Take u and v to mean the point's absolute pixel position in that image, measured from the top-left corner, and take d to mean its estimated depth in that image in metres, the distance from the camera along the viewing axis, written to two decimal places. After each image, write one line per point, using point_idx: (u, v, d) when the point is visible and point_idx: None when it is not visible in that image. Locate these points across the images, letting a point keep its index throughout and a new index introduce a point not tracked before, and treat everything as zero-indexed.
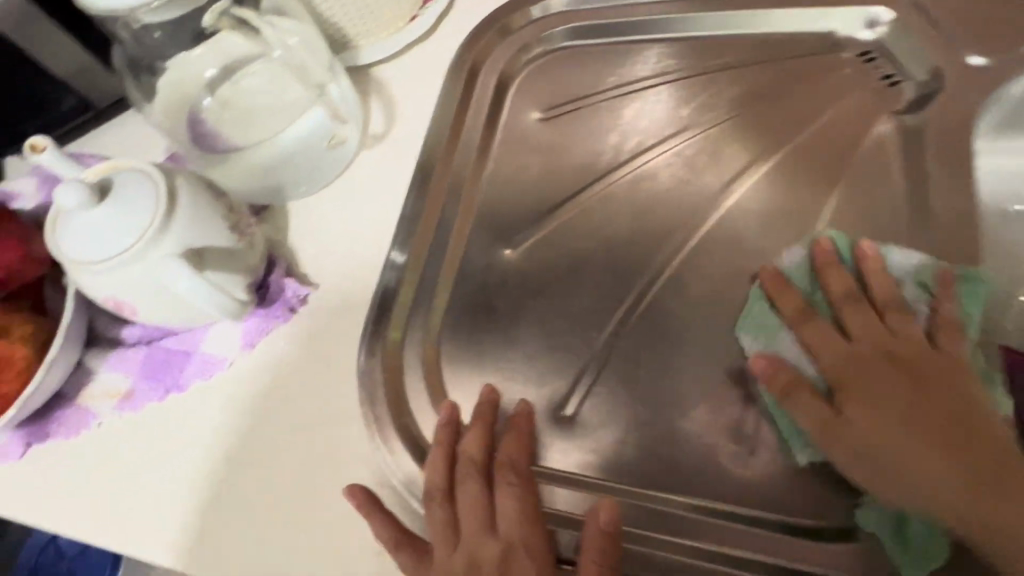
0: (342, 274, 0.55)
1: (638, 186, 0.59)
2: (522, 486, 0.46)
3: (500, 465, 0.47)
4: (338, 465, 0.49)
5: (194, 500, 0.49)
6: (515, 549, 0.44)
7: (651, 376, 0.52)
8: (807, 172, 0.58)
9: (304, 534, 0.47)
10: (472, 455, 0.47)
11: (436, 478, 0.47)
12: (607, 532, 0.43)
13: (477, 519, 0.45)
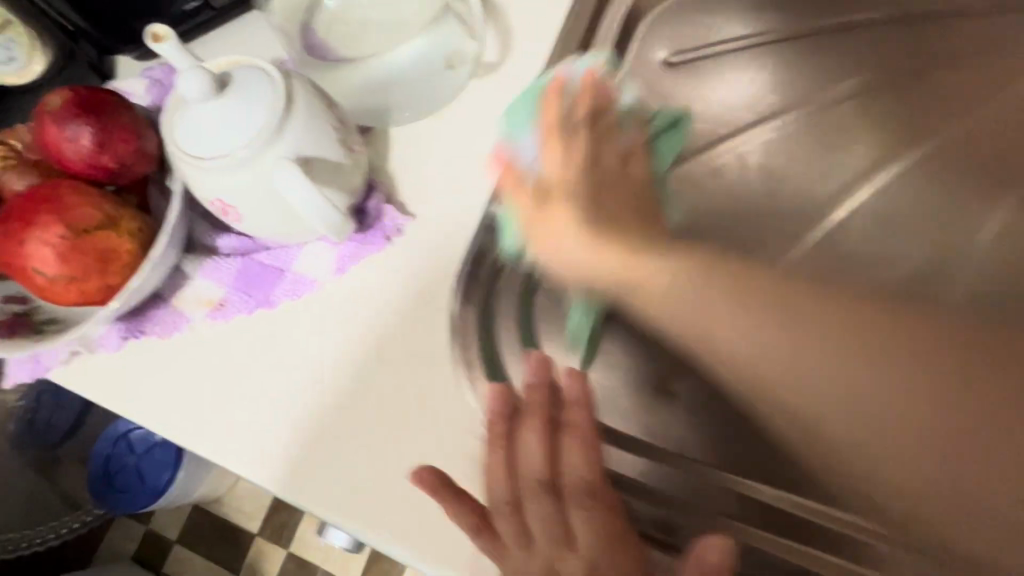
0: (441, 209, 0.52)
1: (734, 169, 0.56)
2: (600, 507, 0.35)
3: (573, 479, 0.36)
4: (426, 406, 0.47)
5: (282, 424, 0.48)
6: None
7: (756, 359, 0.48)
8: (954, 163, 0.54)
9: (387, 474, 0.46)
10: (536, 468, 0.36)
11: (497, 489, 0.37)
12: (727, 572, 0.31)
13: (551, 544, 0.34)
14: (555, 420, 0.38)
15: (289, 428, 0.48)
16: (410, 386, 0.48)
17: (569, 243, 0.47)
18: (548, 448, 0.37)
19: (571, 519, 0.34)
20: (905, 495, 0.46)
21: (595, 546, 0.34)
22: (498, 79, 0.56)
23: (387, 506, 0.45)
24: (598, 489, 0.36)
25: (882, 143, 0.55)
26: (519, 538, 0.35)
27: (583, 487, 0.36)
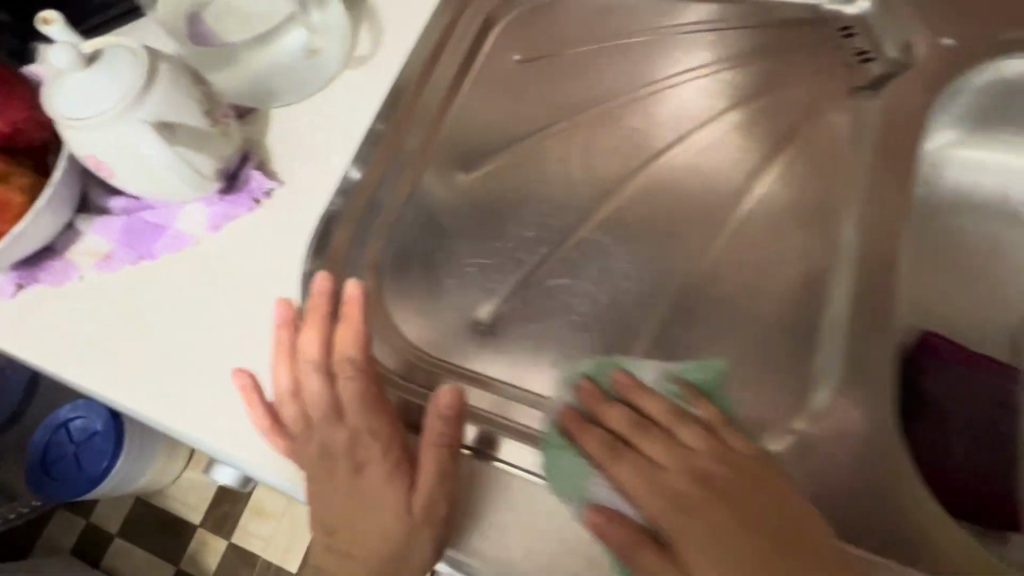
0: (305, 176, 0.59)
1: (637, 109, 0.63)
2: (361, 378, 0.46)
3: (342, 359, 0.47)
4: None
5: (189, 385, 0.54)
6: (360, 435, 0.45)
7: (570, 303, 0.54)
8: (759, 133, 0.60)
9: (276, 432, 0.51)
10: (306, 352, 0.47)
11: (283, 379, 0.48)
12: (448, 415, 0.44)
13: (324, 411, 0.46)
14: (332, 314, 0.49)
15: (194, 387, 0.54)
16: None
17: (693, 543, 0.38)
18: (322, 338, 0.48)
19: (341, 390, 0.46)
20: None
21: (356, 406, 0.46)
22: (370, 68, 0.64)
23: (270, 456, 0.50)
24: (361, 370, 0.47)
25: (703, 122, 0.61)
26: (301, 422, 0.47)
27: (349, 362, 0.47)
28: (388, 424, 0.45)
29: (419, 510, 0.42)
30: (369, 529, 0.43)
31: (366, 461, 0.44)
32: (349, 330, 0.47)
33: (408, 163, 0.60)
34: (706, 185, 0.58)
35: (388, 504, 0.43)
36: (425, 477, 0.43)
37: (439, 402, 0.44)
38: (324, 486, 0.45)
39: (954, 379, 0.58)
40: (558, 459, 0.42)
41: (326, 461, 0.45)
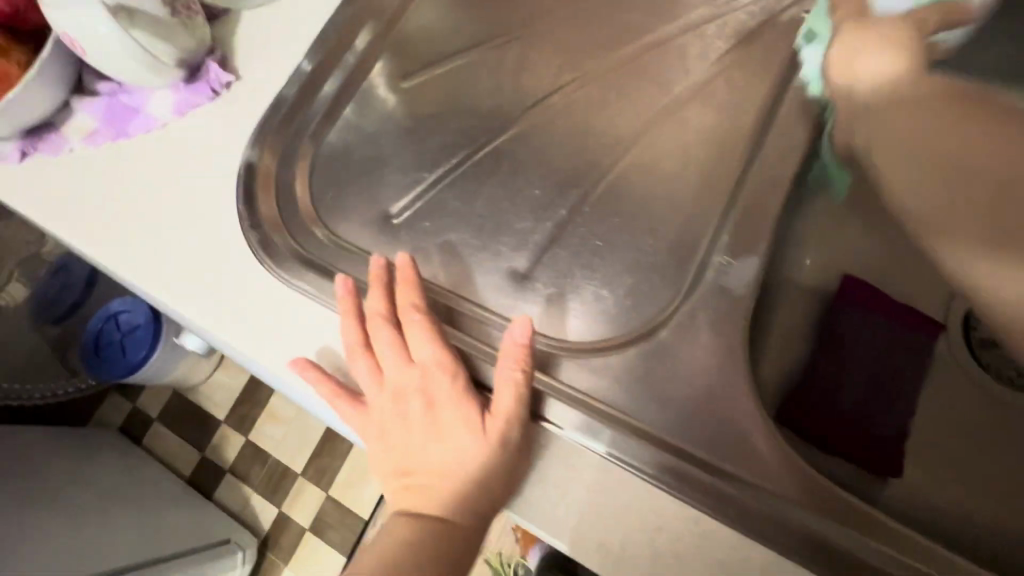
0: (260, 70, 0.64)
1: (620, 15, 0.62)
2: (426, 317, 0.43)
3: (404, 308, 0.44)
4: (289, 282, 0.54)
5: (230, 313, 0.55)
6: (430, 375, 0.42)
7: (480, 203, 0.56)
8: (701, 50, 0.58)
9: (253, 333, 0.53)
10: (375, 307, 0.44)
11: (350, 334, 0.44)
12: (522, 343, 0.41)
13: (392, 361, 0.42)
14: (389, 275, 0.46)
15: (180, 279, 0.57)
16: (290, 275, 0.54)
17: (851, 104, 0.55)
18: (384, 292, 0.45)
19: (412, 338, 0.43)
20: (582, 321, 0.50)
21: (430, 355, 0.42)
22: None
23: (249, 352, 0.53)
24: (425, 312, 0.44)
25: (646, 37, 0.60)
26: (376, 386, 0.43)
27: (415, 309, 0.44)
28: (457, 372, 0.42)
29: (492, 441, 0.40)
30: (466, 474, 0.39)
31: (440, 402, 0.41)
32: (408, 290, 0.44)
33: (353, 68, 0.64)
34: (634, 100, 0.58)
35: (488, 449, 0.39)
36: (500, 415, 0.40)
37: (513, 329, 0.41)
38: (401, 435, 0.41)
39: (858, 322, 0.58)
40: (694, 159, 0.54)
41: (399, 406, 0.41)
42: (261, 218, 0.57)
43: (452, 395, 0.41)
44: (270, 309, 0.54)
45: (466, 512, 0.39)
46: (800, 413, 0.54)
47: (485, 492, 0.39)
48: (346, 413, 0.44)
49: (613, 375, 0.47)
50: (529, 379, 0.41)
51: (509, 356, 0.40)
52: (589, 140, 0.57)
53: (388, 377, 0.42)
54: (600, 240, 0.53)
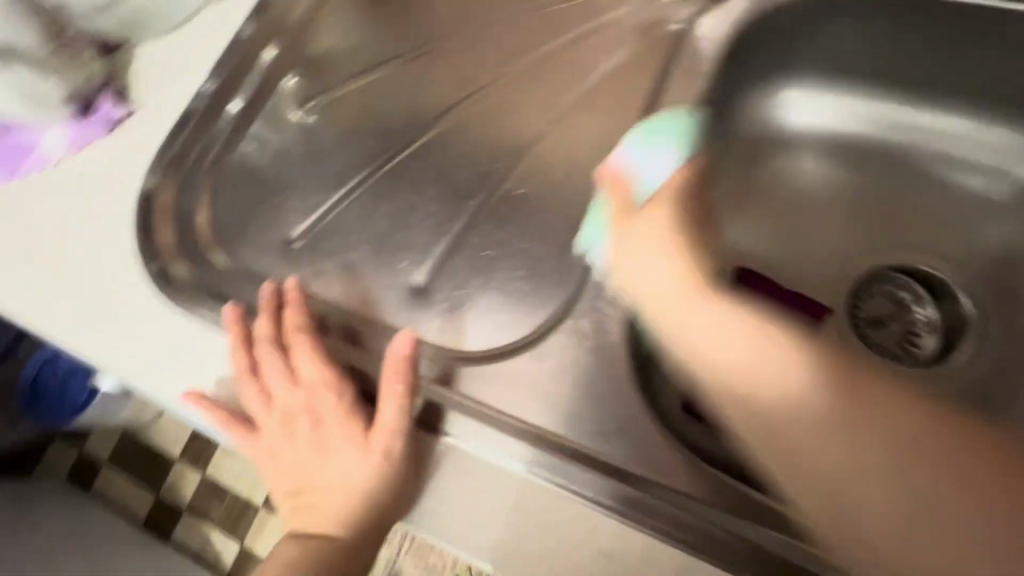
0: (158, 101, 0.64)
1: (509, 32, 0.64)
2: (313, 338, 0.45)
3: (290, 331, 0.45)
4: (191, 312, 0.53)
5: (135, 351, 0.54)
6: (316, 395, 0.43)
7: (380, 221, 0.57)
8: (585, 63, 0.61)
9: (158, 369, 0.53)
10: (262, 332, 0.45)
11: (238, 361, 0.45)
12: (403, 356, 0.42)
13: (279, 384, 0.44)
14: (278, 300, 0.47)
15: (77, 316, 0.56)
16: (191, 308, 0.53)
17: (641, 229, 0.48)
18: (271, 317, 0.46)
19: (298, 360, 0.44)
20: (479, 330, 0.51)
21: (315, 375, 0.43)
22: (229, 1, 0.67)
23: (151, 384, 0.53)
24: (311, 333, 0.45)
25: (534, 52, 0.63)
26: (264, 411, 0.44)
27: (303, 331, 0.45)
28: (343, 390, 0.43)
29: (377, 453, 0.41)
30: (351, 489, 0.41)
31: (326, 421, 0.42)
32: (294, 313, 0.45)
33: (252, 94, 0.64)
34: (524, 113, 0.60)
35: (371, 463, 0.41)
36: (382, 429, 0.41)
37: (394, 343, 0.42)
38: (289, 456, 0.42)
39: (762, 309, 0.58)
40: (582, 166, 0.57)
41: (287, 428, 0.43)
42: (160, 249, 0.56)
43: (337, 412, 0.42)
44: (170, 340, 0.53)
45: (354, 524, 0.41)
46: None
47: (372, 504, 0.41)
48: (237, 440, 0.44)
49: (510, 379, 0.48)
50: (410, 393, 0.42)
51: (386, 371, 0.41)
52: (483, 154, 0.59)
53: (275, 401, 0.43)
54: (494, 250, 0.54)
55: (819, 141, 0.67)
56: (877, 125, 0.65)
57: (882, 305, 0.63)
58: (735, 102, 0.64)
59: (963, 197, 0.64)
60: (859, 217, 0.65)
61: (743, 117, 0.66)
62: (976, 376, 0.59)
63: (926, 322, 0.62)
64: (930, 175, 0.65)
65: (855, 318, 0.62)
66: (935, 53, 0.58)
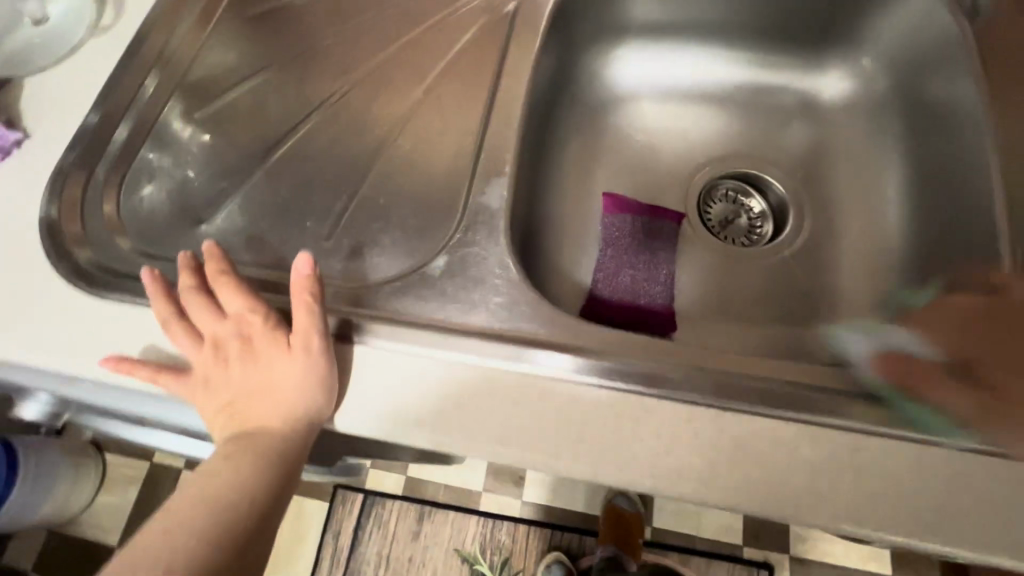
0: (50, 124, 0.67)
1: (374, 29, 0.74)
2: (233, 278, 0.51)
3: (210, 277, 0.51)
4: (104, 297, 0.57)
5: (59, 344, 0.55)
6: (241, 321, 0.49)
7: (285, 197, 0.65)
8: (443, 45, 0.72)
9: (85, 353, 0.55)
10: (184, 282, 0.51)
11: (162, 310, 0.50)
12: (306, 275, 0.50)
13: (206, 320, 0.49)
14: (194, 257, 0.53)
15: None
16: (111, 294, 0.57)
17: (947, 392, 0.47)
18: (190, 269, 0.51)
19: (222, 298, 0.50)
20: (382, 262, 0.58)
21: (237, 305, 0.50)
22: (110, 31, 0.72)
23: (65, 367, 0.54)
24: (230, 275, 0.51)
25: (399, 43, 0.73)
26: (194, 346, 0.49)
27: (222, 275, 0.51)
28: (266, 314, 0.50)
29: (300, 353, 0.48)
30: (279, 388, 0.47)
31: (252, 339, 0.48)
32: (211, 261, 0.51)
33: (143, 105, 0.69)
34: (399, 91, 0.71)
35: (295, 362, 0.47)
36: (301, 332, 0.48)
37: (296, 265, 0.50)
38: (218, 378, 0.47)
39: (630, 225, 0.74)
40: (454, 125, 0.67)
41: (215, 354, 0.48)
42: (65, 237, 0.60)
43: (263, 331, 0.49)
44: (85, 326, 0.56)
45: (284, 417, 0.46)
46: (596, 305, 0.69)
47: (298, 397, 0.47)
48: (166, 383, 0.48)
49: (410, 291, 0.54)
50: (320, 303, 0.50)
51: (295, 284, 0.49)
52: (369, 129, 0.69)
53: (203, 336, 0.49)
54: (389, 201, 0.62)
55: (652, 87, 0.80)
56: (693, 67, 0.80)
57: (724, 207, 0.77)
58: (574, 68, 0.78)
59: (765, 108, 0.79)
60: (692, 142, 0.79)
61: (583, 78, 0.79)
62: (796, 240, 0.72)
63: (758, 213, 0.76)
64: (741, 100, 0.79)
65: (703, 219, 0.76)
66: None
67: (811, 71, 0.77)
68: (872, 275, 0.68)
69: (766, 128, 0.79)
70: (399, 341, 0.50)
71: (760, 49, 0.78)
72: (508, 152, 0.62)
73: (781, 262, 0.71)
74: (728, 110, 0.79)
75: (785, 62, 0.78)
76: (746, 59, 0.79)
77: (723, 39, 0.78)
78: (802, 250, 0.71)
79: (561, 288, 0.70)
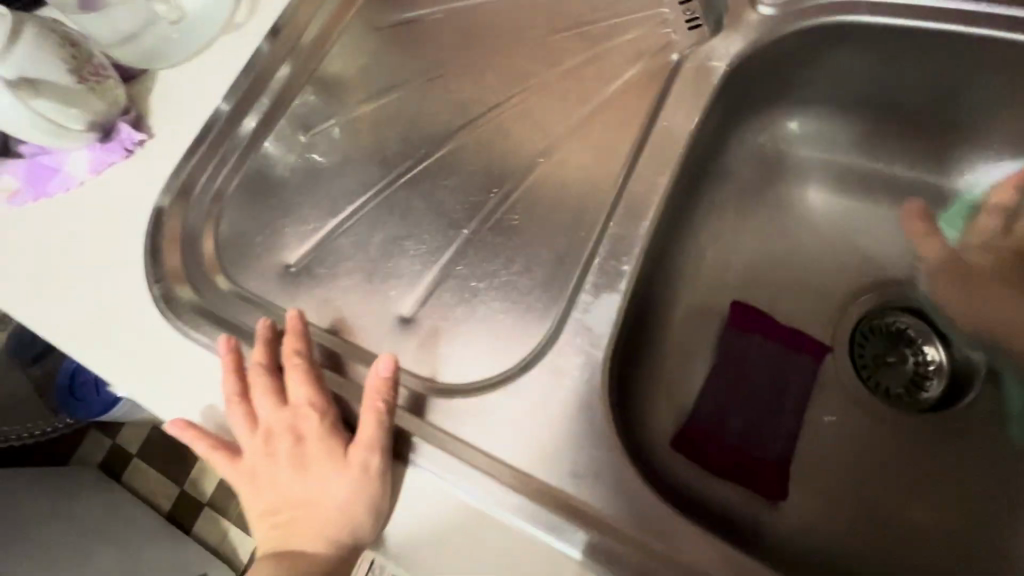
0: (171, 127, 0.66)
1: (507, 61, 0.65)
2: (305, 364, 0.47)
3: (285, 354, 0.48)
4: (186, 333, 0.55)
5: (141, 370, 0.55)
6: (301, 416, 0.45)
7: (377, 249, 0.59)
8: (581, 92, 0.61)
9: (160, 387, 0.54)
10: (259, 359, 0.48)
11: (230, 385, 0.48)
12: (385, 377, 0.45)
13: (269, 407, 0.46)
14: (275, 329, 0.50)
15: (89, 333, 0.58)
16: (191, 330, 0.55)
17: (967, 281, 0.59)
18: (267, 345, 0.49)
19: (290, 382, 0.47)
20: (461, 359, 0.51)
21: (302, 397, 0.46)
22: (241, 32, 0.69)
23: (143, 400, 0.54)
24: (302, 360, 0.48)
25: (531, 81, 0.63)
26: (252, 434, 0.46)
27: (296, 356, 0.48)
28: (328, 413, 0.46)
29: (353, 472, 0.43)
30: (324, 506, 0.43)
31: (308, 439, 0.45)
32: (289, 340, 0.49)
33: (260, 121, 0.67)
34: (521, 142, 0.61)
35: (346, 479, 0.43)
36: (362, 445, 0.43)
37: (376, 365, 0.45)
38: (267, 476, 0.44)
39: (760, 350, 0.61)
40: (576, 199, 0.57)
41: (268, 450, 0.45)
42: (163, 256, 0.60)
43: (317, 432, 0.45)
44: (165, 357, 0.55)
45: (324, 539, 0.42)
46: (697, 441, 0.57)
47: (340, 523, 0.42)
48: (221, 464, 0.47)
49: (487, 414, 0.47)
50: (390, 412, 0.44)
51: (367, 389, 0.44)
52: (479, 181, 0.60)
53: (260, 423, 0.46)
54: (483, 282, 0.55)
55: (797, 160, 0.65)
56: (846, 143, 0.64)
57: (887, 344, 0.61)
58: (736, 138, 0.63)
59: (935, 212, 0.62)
60: (855, 249, 0.63)
61: (739, 151, 0.64)
62: (980, 425, 0.56)
63: (935, 364, 0.60)
64: (902, 194, 0.63)
65: (853, 355, 0.61)
66: (896, 70, 0.56)
67: (992, 162, 0.58)
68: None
69: (952, 249, 0.61)
70: (463, 482, 0.45)
71: (939, 135, 0.59)
72: (629, 262, 0.51)
73: (953, 451, 0.56)
74: (885, 206, 0.63)
75: (969, 153, 0.59)
76: (920, 144, 0.61)
77: (901, 116, 0.60)
78: (980, 442, 0.55)
79: (661, 411, 0.58)
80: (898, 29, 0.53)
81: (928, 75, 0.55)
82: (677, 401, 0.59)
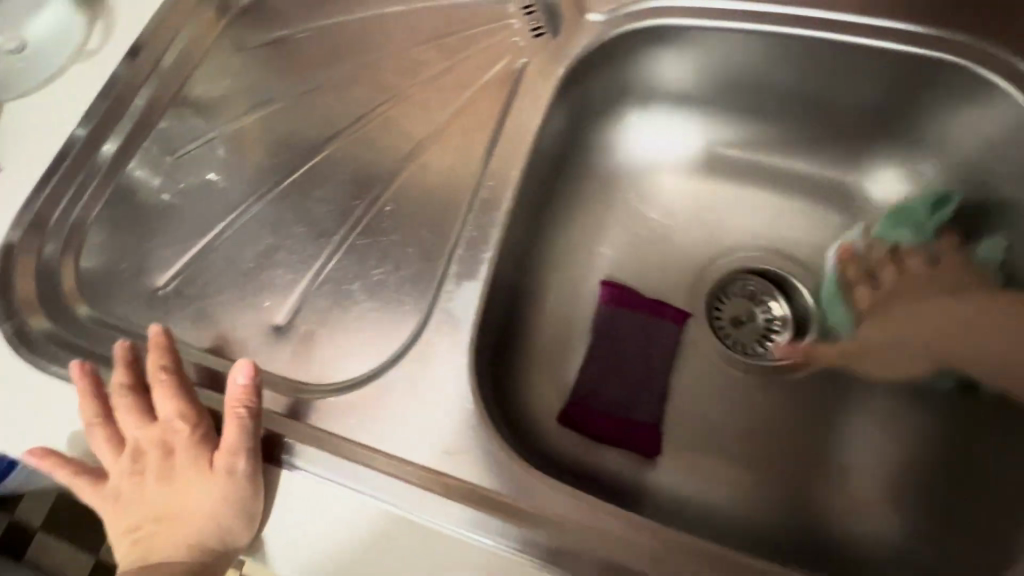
0: (19, 159, 0.63)
1: (371, 74, 0.67)
2: (169, 378, 0.47)
3: (148, 371, 0.47)
4: (44, 367, 0.53)
5: None
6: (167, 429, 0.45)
7: (251, 264, 0.59)
8: (444, 99, 0.65)
9: (14, 428, 0.51)
10: (119, 379, 0.47)
11: (87, 409, 0.46)
12: (245, 386, 0.45)
13: (133, 424, 0.45)
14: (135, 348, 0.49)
15: None
16: (49, 364, 0.53)
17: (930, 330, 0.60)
18: (128, 364, 0.48)
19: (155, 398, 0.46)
20: (334, 360, 0.53)
21: (167, 411, 0.46)
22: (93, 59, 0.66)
23: None
24: (166, 374, 0.47)
25: (396, 91, 0.66)
26: (116, 454, 0.45)
27: (160, 371, 0.47)
28: (195, 424, 0.45)
29: (219, 477, 0.43)
30: (189, 514, 0.42)
31: (176, 451, 0.44)
32: (150, 356, 0.48)
33: (122, 145, 0.64)
34: (389, 150, 0.63)
35: (212, 486, 0.43)
36: (225, 450, 0.44)
37: (235, 373, 0.46)
38: (133, 494, 0.44)
39: (627, 323, 0.66)
40: (443, 197, 0.60)
41: (134, 467, 0.44)
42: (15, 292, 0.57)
43: (184, 444, 0.44)
44: (20, 396, 0.52)
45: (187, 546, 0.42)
46: (579, 413, 0.61)
47: (206, 529, 0.42)
48: (82, 490, 0.45)
49: (360, 408, 0.49)
50: (254, 416, 0.45)
51: (227, 398, 0.44)
52: (350, 189, 0.62)
53: (126, 443, 0.45)
54: (357, 285, 0.56)
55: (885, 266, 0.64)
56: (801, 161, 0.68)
57: (740, 303, 0.68)
58: (591, 133, 0.69)
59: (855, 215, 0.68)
60: (709, 227, 0.70)
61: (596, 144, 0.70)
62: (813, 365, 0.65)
63: (780, 316, 0.67)
64: (742, 177, 0.70)
65: (712, 317, 0.67)
66: (721, 64, 0.64)
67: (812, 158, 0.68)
68: (883, 424, 0.61)
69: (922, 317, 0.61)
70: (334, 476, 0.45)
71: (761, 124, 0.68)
72: (490, 250, 0.55)
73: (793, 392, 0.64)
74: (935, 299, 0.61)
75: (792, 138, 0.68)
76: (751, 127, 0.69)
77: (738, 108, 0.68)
78: (815, 379, 0.63)
79: (540, 388, 0.62)
80: (713, 29, 0.61)
81: (795, 74, 0.63)
82: (556, 377, 0.63)
